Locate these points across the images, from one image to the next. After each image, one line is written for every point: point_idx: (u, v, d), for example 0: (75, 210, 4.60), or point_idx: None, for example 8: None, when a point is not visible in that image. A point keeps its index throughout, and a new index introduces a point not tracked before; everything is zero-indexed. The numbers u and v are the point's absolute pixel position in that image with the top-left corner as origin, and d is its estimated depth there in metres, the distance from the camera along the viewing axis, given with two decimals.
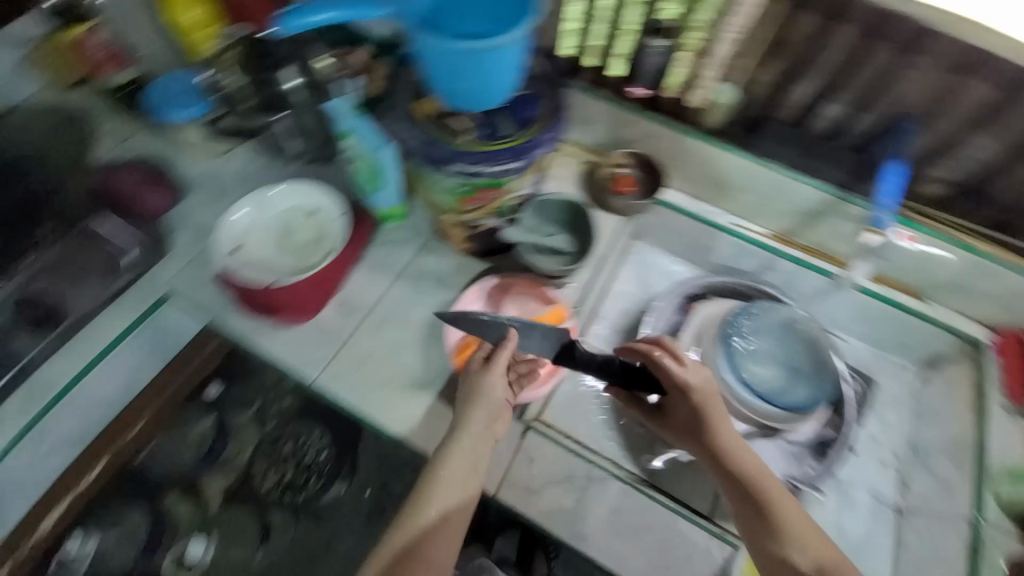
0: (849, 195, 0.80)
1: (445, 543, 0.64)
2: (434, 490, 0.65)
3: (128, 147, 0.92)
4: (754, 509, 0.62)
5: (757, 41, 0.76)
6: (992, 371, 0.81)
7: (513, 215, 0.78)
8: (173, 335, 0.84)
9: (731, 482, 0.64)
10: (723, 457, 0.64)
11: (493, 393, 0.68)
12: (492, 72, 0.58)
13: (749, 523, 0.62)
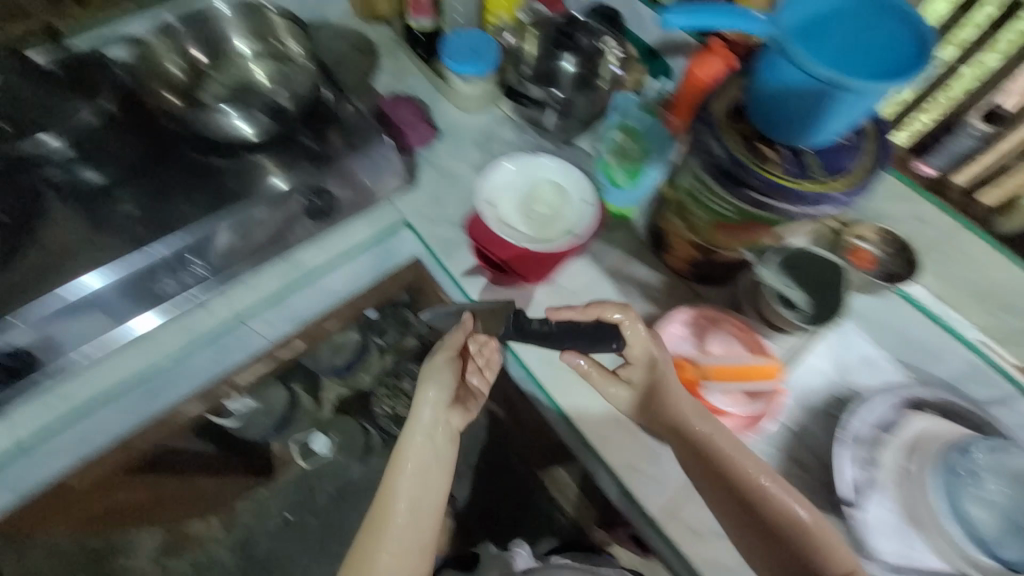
0: None
1: (422, 496, 0.69)
2: (399, 463, 0.70)
3: (403, 84, 1.04)
4: (713, 470, 0.65)
5: None
6: None
7: (766, 254, 0.73)
8: (398, 255, 0.86)
9: (692, 461, 0.67)
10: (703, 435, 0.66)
11: (438, 369, 0.71)
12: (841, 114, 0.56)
13: (702, 481, 0.66)
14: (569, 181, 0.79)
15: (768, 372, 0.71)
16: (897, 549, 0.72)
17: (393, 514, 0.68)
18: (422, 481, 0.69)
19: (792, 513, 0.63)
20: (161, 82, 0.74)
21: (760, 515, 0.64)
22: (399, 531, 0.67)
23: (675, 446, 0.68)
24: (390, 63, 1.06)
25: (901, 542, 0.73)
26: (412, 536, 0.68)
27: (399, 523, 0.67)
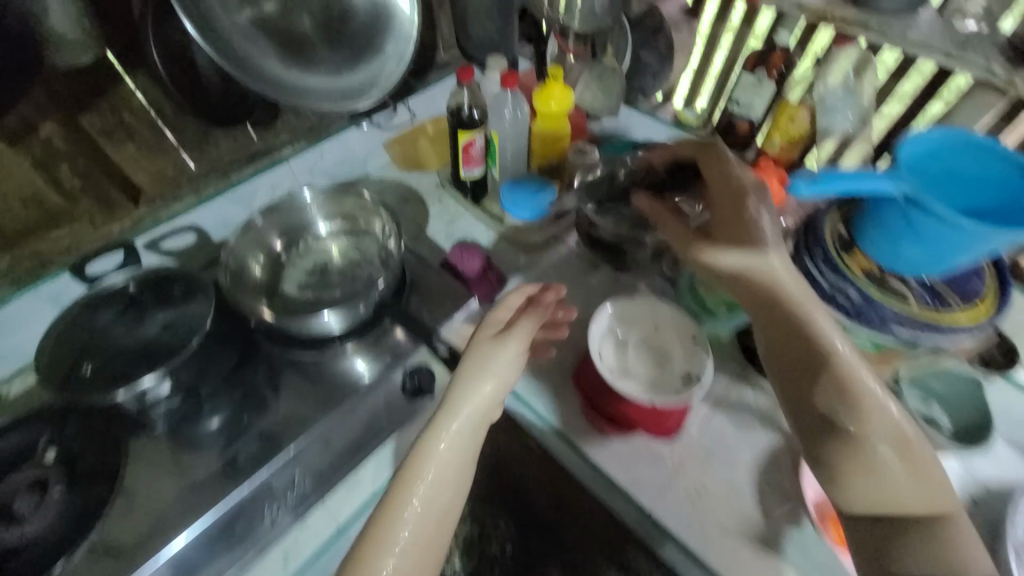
0: None
1: (456, 459, 0.61)
2: (439, 431, 0.61)
3: (455, 229, 1.04)
4: (802, 350, 0.59)
5: None
6: None
7: (902, 377, 0.73)
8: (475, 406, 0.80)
9: (781, 328, 0.61)
10: (805, 330, 0.60)
11: (517, 331, 0.69)
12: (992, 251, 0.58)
13: (793, 373, 0.60)
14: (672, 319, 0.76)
15: None
16: None
17: (410, 499, 0.58)
18: (460, 451, 0.62)
19: (872, 405, 0.56)
20: (247, 288, 0.73)
21: (835, 393, 0.57)
22: (399, 501, 0.58)
23: (769, 333, 0.62)
24: (438, 210, 1.08)
25: None
26: (431, 506, 0.59)
27: (418, 498, 0.58)
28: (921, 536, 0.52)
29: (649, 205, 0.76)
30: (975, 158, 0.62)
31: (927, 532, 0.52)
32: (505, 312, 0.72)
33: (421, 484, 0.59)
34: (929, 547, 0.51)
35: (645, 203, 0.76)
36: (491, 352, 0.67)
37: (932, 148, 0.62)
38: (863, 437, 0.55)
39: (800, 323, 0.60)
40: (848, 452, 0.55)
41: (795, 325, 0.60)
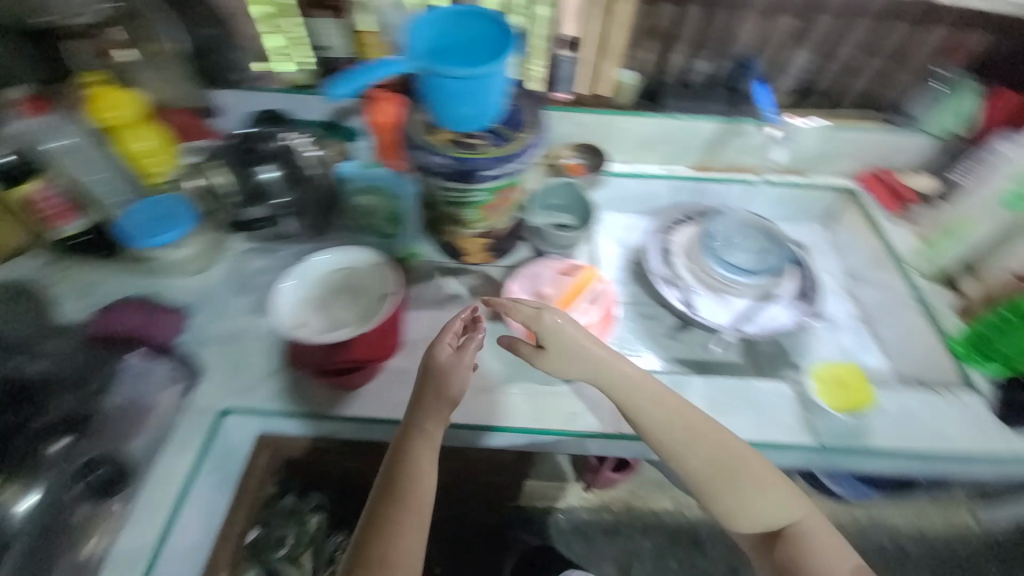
0: (737, 118, 1.08)
1: (416, 496, 0.67)
2: (406, 481, 0.67)
3: (90, 292, 0.84)
4: (759, 469, 0.72)
5: (640, 30, 1.00)
6: (868, 202, 1.13)
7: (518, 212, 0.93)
8: (232, 446, 0.73)
9: (760, 473, 0.71)
10: (747, 454, 0.72)
11: (455, 383, 0.72)
12: (478, 92, 0.70)
13: (730, 462, 0.71)
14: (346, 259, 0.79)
15: (586, 278, 0.92)
16: (729, 308, 0.97)
17: (405, 544, 0.64)
18: (421, 481, 0.68)
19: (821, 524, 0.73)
20: None
21: (702, 427, 0.72)
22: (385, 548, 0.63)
23: (657, 415, 0.73)
24: (59, 286, 0.84)
25: (728, 303, 0.98)
26: (411, 555, 0.64)
27: (400, 528, 0.65)
28: (722, 459, 0.71)
29: (526, 311, 0.77)
30: (452, 23, 0.71)
31: (773, 497, 0.71)
32: (455, 378, 0.73)
33: (409, 526, 0.65)
34: (742, 472, 0.71)
35: (549, 317, 0.76)
36: (460, 386, 0.73)
37: (435, 31, 0.70)
38: (687, 429, 0.72)
39: (741, 454, 0.72)
40: (820, 532, 0.72)
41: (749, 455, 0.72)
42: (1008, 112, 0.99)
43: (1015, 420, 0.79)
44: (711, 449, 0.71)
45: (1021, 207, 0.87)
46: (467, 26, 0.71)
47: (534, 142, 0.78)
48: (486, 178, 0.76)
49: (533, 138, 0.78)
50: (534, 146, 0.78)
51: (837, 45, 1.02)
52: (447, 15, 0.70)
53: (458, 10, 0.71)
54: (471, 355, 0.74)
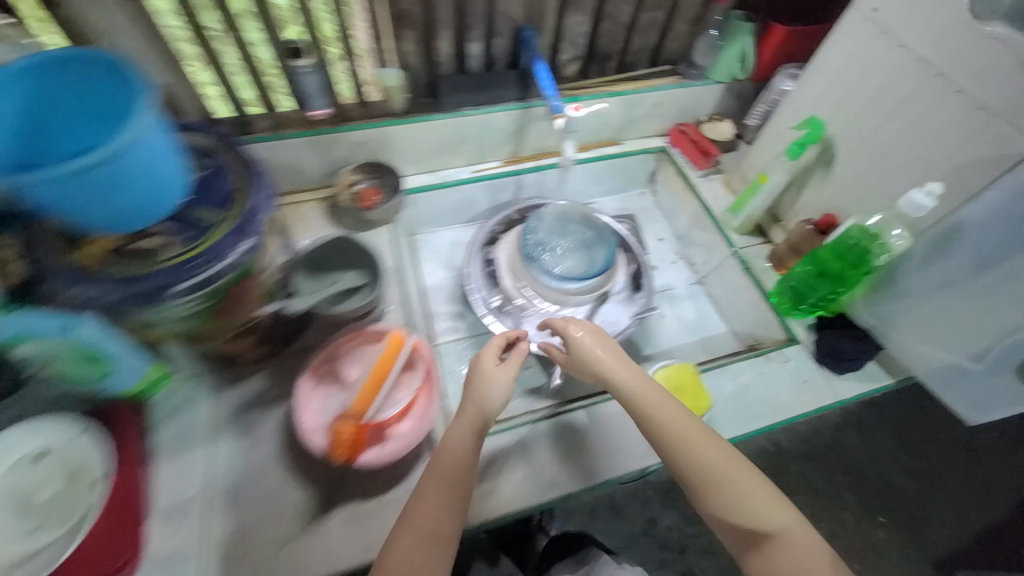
0: (530, 102, 0.95)
1: (446, 491, 0.59)
2: (427, 482, 0.59)
3: None
4: (721, 455, 0.60)
5: (383, 20, 0.80)
6: (680, 161, 1.11)
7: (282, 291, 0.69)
8: None
9: (727, 463, 0.60)
10: (721, 450, 0.60)
11: (489, 390, 0.67)
12: (121, 177, 0.47)
13: (702, 444, 0.61)
14: (36, 442, 0.57)
15: (397, 342, 0.73)
16: None
17: None
18: (455, 478, 0.60)
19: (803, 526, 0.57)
20: None
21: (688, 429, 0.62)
22: (410, 548, 0.55)
23: (673, 418, 0.63)
24: None
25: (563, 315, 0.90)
26: None
27: (418, 525, 0.56)
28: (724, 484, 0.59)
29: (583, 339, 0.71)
30: (44, 84, 0.48)
31: (789, 543, 0.56)
32: (495, 391, 0.67)
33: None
34: (737, 494, 0.58)
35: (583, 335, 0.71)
36: (492, 398, 0.66)
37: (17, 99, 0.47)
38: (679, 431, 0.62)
39: (722, 456, 0.60)
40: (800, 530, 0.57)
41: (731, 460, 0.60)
42: (780, 49, 0.98)
43: (834, 366, 0.81)
44: (700, 446, 0.61)
45: (803, 153, 0.82)
46: (53, 86, 0.49)
47: (245, 219, 0.57)
48: (183, 288, 0.53)
49: (240, 213, 0.57)
50: (248, 225, 0.57)
51: (609, 3, 0.91)
52: (26, 71, 0.47)
53: (39, 60, 0.47)
54: (506, 374, 0.68)
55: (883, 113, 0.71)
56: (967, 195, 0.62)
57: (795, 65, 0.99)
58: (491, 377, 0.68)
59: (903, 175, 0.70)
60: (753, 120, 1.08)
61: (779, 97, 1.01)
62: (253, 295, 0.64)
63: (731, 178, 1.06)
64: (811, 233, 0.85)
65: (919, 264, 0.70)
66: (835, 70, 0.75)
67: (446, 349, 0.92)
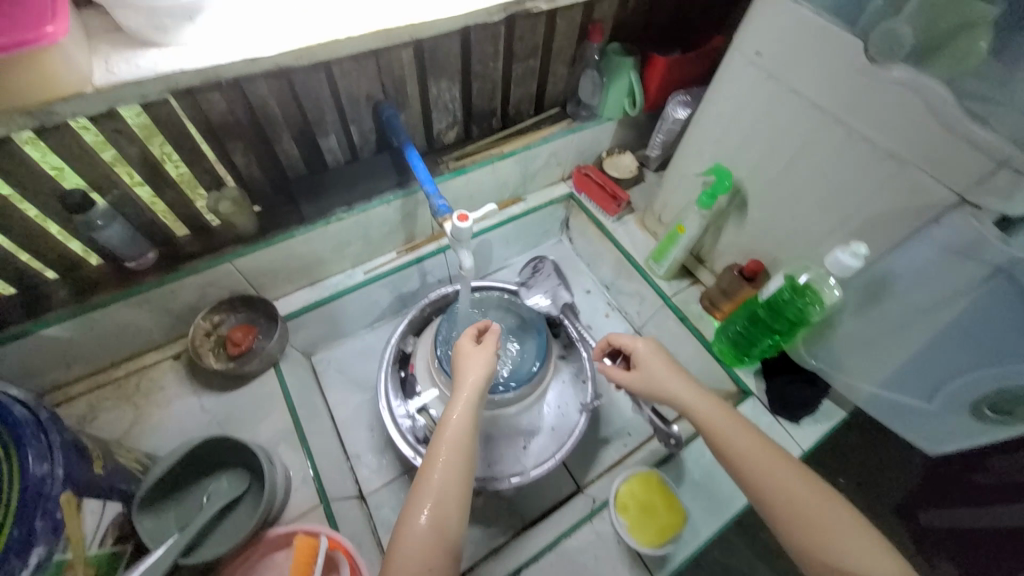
0: (411, 188, 0.81)
1: (456, 474, 0.54)
2: (432, 467, 0.55)
3: None
4: (788, 470, 0.53)
5: (194, 139, 0.63)
6: (590, 206, 1.02)
7: (129, 545, 0.51)
8: None
9: (797, 481, 0.52)
10: (783, 471, 0.53)
11: (470, 373, 0.62)
12: None
13: (772, 456, 0.54)
14: None
15: (307, 549, 0.56)
16: (509, 439, 0.76)
17: None
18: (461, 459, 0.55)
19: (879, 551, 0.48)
20: None
21: (732, 421, 0.58)
22: (423, 532, 0.50)
23: (738, 437, 0.57)
24: None
25: (505, 432, 0.77)
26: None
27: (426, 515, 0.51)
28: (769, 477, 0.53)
29: (645, 354, 0.67)
30: None
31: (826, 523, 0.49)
32: (471, 361, 0.64)
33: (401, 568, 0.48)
34: (782, 483, 0.52)
35: (643, 349, 0.67)
36: (481, 372, 0.62)
37: None
38: (724, 421, 0.58)
39: (796, 471, 0.53)
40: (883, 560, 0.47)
41: (804, 476, 0.53)
42: (665, 78, 0.91)
43: (793, 415, 0.77)
44: (773, 465, 0.54)
45: (715, 202, 0.76)
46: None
47: (29, 496, 0.39)
48: None
49: (18, 489, 0.39)
50: (40, 502, 0.39)
51: (476, 63, 0.79)
52: None
53: None
54: (479, 358, 0.64)
55: (782, 161, 0.66)
56: (894, 242, 0.59)
57: (684, 92, 0.92)
58: (467, 354, 0.64)
59: (821, 220, 0.65)
60: (655, 150, 1.02)
61: (675, 125, 0.95)
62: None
63: (645, 216, 0.99)
64: (737, 278, 0.81)
65: (858, 308, 0.68)
66: (729, 114, 0.70)
67: (378, 497, 0.78)
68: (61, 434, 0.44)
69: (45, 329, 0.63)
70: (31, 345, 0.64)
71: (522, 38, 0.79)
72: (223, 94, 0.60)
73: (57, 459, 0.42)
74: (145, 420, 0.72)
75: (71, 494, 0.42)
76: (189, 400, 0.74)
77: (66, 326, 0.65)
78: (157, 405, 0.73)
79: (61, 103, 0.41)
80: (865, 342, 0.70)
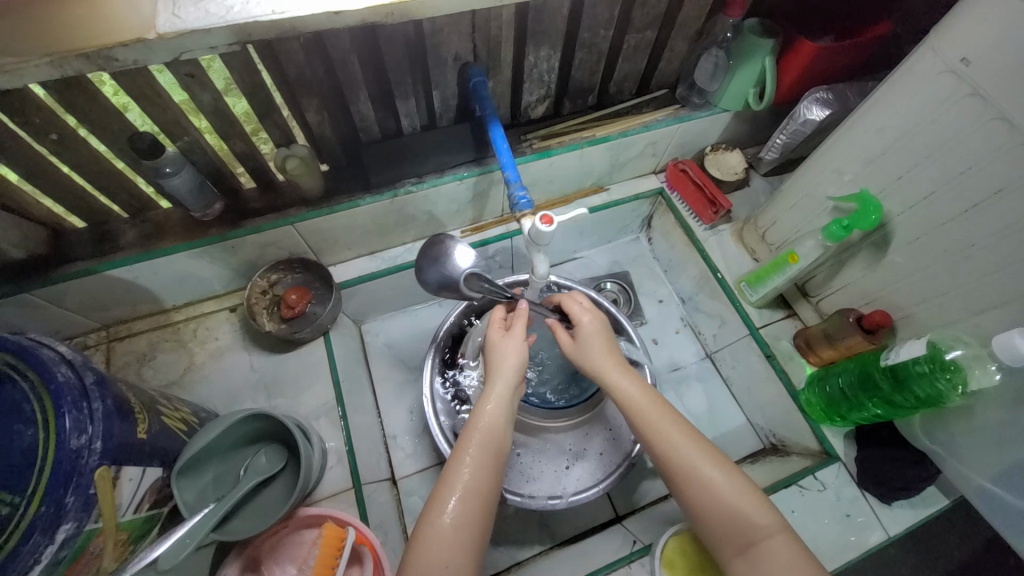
0: (488, 166, 0.73)
1: (489, 469, 0.51)
2: (463, 460, 0.51)
3: None
4: (733, 487, 0.49)
5: (267, 90, 0.58)
6: (680, 207, 0.90)
7: (167, 508, 0.51)
8: None
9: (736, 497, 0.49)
10: (724, 485, 0.49)
11: (508, 359, 0.58)
12: None
13: (712, 462, 0.50)
14: None
15: (335, 538, 0.54)
16: (554, 455, 0.71)
17: None
18: (492, 454, 0.52)
19: None
20: None
21: (659, 409, 0.55)
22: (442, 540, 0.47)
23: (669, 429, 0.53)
24: None
25: (550, 446, 0.72)
26: None
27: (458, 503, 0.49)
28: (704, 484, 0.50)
29: (587, 324, 0.62)
30: None
31: (773, 553, 0.46)
32: (506, 352, 0.59)
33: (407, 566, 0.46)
34: (716, 497, 0.49)
35: (588, 323, 0.62)
36: (512, 363, 0.58)
37: None
38: (653, 410, 0.54)
39: (743, 488, 0.49)
40: None
41: (754, 498, 0.49)
42: (807, 69, 0.76)
43: (887, 496, 0.66)
44: (709, 468, 0.50)
45: (846, 234, 0.64)
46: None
47: (63, 470, 0.38)
48: None
49: (53, 461, 0.38)
50: (71, 478, 0.38)
51: (584, 30, 0.67)
52: None
53: None
54: (519, 345, 0.59)
55: (960, 207, 0.53)
56: None
57: (826, 89, 0.75)
58: (499, 345, 0.60)
59: (1000, 282, 0.53)
60: (770, 153, 0.87)
61: (804, 128, 0.79)
62: (110, 553, 0.43)
63: (744, 229, 0.86)
64: (851, 326, 0.68)
65: (1014, 399, 0.56)
66: (898, 131, 0.56)
67: (408, 484, 0.75)
68: (105, 401, 0.42)
69: (111, 270, 0.63)
70: (95, 283, 0.64)
71: (643, 3, 0.66)
72: (303, 43, 0.54)
73: (97, 429, 0.41)
74: (199, 368, 0.72)
75: (105, 469, 0.41)
76: (241, 355, 0.74)
77: (129, 269, 0.64)
78: (210, 355, 0.73)
79: (120, 49, 0.36)
80: (1008, 438, 0.58)
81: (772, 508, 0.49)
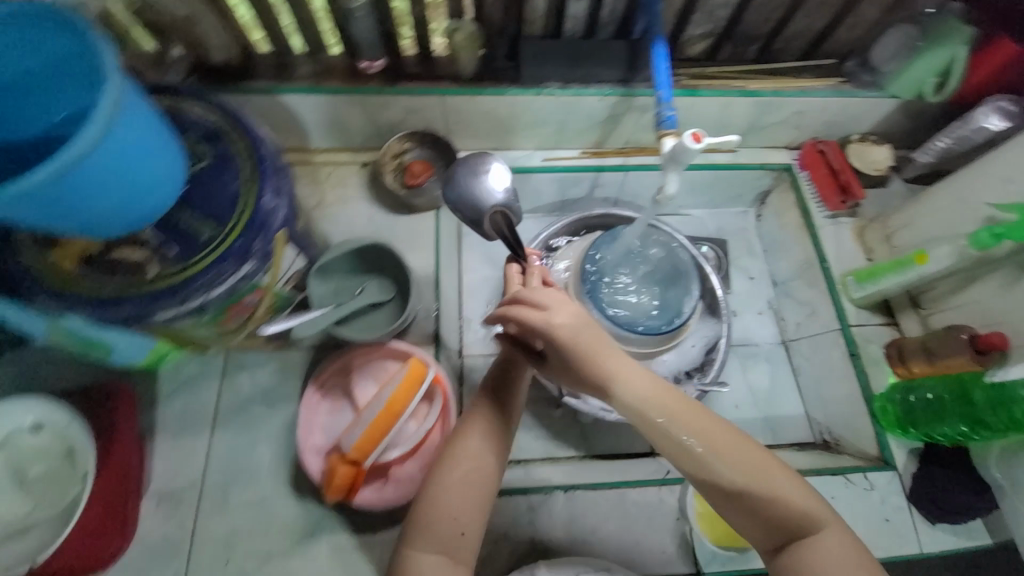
0: (633, 89, 0.74)
1: (497, 437, 0.51)
2: (469, 433, 0.50)
3: None
4: (778, 490, 0.44)
5: None
6: (805, 188, 0.87)
7: (298, 297, 0.61)
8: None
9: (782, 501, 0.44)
10: (767, 488, 0.44)
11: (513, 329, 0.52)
12: (112, 174, 0.38)
13: (749, 465, 0.44)
14: (27, 417, 0.57)
15: (416, 372, 0.62)
16: None
17: (428, 533, 0.46)
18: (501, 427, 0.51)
19: None
20: None
21: (684, 409, 0.45)
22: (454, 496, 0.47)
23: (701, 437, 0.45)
24: None
25: None
26: (451, 529, 0.47)
27: (469, 470, 0.48)
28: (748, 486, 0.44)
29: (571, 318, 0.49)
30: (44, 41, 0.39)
31: (824, 552, 0.43)
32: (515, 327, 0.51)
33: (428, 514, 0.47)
34: (759, 498, 0.44)
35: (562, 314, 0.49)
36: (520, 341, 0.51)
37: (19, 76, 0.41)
38: (679, 412, 0.45)
39: (788, 494, 0.44)
40: None
41: (801, 504, 0.44)
42: (1003, 70, 0.70)
43: (934, 516, 0.66)
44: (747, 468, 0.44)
45: (994, 244, 0.60)
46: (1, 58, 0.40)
47: (256, 220, 0.45)
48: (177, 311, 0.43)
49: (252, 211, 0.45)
50: (261, 229, 0.45)
51: None
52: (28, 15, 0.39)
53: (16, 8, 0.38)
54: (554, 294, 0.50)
55: None
56: None
57: (1012, 99, 0.70)
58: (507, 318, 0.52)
59: None
60: (924, 156, 0.81)
61: (972, 137, 0.73)
62: (262, 308, 0.53)
63: (867, 227, 0.83)
64: (959, 343, 0.65)
65: None
66: None
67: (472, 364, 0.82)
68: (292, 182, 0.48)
69: (284, 95, 0.71)
70: (268, 103, 0.72)
71: None
72: None
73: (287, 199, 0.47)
74: (326, 207, 0.81)
75: (283, 235, 0.47)
76: (361, 207, 0.81)
77: (297, 99, 0.72)
78: (336, 199, 0.81)
79: None
80: None
81: (816, 498, 0.45)
